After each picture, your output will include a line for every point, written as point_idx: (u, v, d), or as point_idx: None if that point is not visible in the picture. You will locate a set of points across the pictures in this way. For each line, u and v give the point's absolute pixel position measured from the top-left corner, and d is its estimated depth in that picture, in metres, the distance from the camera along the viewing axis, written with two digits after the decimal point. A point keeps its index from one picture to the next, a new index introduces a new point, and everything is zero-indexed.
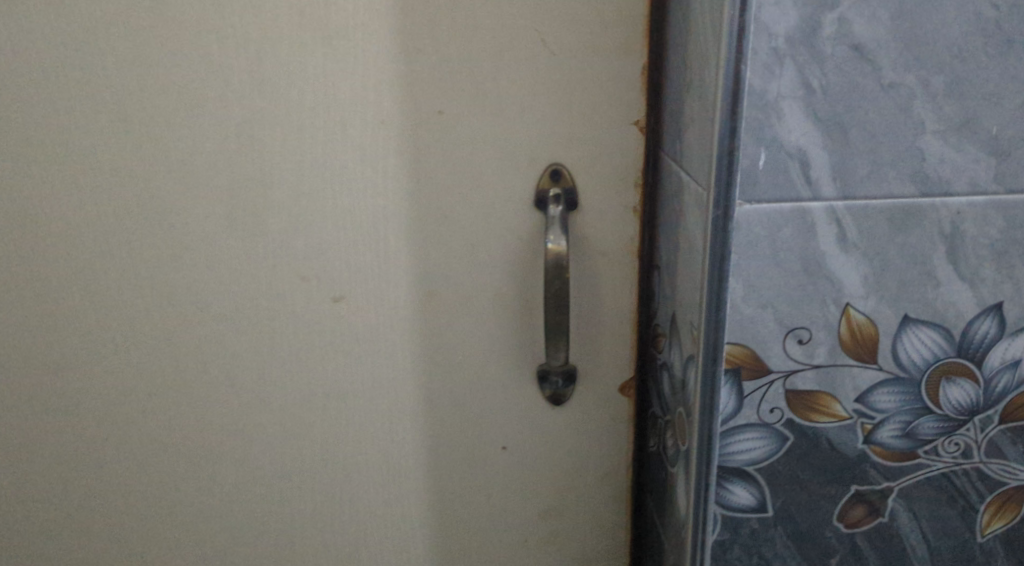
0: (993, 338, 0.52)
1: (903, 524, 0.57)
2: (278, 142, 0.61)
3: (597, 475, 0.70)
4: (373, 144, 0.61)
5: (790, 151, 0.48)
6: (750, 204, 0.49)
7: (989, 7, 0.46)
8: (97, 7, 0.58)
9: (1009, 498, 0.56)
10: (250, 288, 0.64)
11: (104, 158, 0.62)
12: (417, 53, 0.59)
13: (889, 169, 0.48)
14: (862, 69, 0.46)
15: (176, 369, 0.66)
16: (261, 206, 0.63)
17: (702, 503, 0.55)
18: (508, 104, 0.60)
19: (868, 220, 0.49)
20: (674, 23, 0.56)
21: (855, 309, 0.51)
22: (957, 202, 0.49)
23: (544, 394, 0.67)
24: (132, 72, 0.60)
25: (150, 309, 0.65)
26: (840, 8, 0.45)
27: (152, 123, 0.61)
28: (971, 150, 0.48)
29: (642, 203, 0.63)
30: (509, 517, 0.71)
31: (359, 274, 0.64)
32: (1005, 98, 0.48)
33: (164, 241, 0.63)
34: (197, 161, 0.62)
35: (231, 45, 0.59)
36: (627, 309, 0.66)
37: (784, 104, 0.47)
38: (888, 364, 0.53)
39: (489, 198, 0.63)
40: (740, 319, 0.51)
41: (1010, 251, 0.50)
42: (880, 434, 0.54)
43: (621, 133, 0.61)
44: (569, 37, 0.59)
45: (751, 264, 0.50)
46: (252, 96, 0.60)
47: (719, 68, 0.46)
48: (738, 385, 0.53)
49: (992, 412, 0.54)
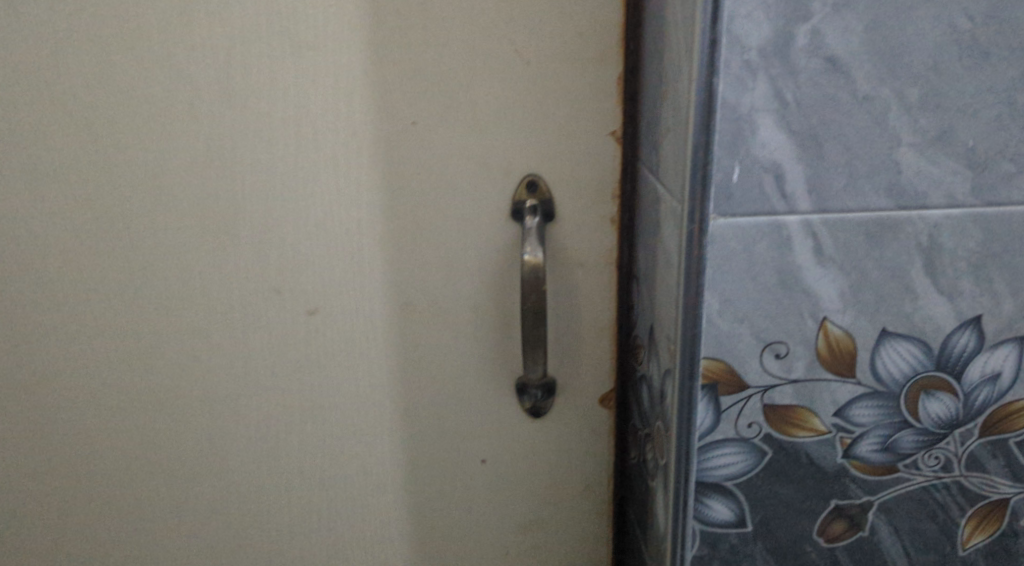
0: (972, 351, 0.51)
1: (884, 539, 0.56)
2: (249, 154, 0.60)
3: (578, 487, 0.69)
4: (346, 155, 0.60)
5: (765, 165, 0.47)
6: (724, 218, 0.48)
7: (964, 18, 0.45)
8: (62, 17, 0.57)
9: (990, 511, 0.56)
10: (224, 301, 0.63)
11: (73, 171, 0.61)
12: (390, 64, 0.58)
13: (865, 182, 0.48)
14: (836, 82, 0.46)
15: (148, 383, 0.65)
16: (233, 218, 0.62)
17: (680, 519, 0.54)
18: (483, 114, 0.59)
19: (844, 234, 0.49)
20: (650, 33, 0.55)
21: (833, 322, 0.51)
22: (934, 215, 0.48)
23: (523, 406, 0.66)
24: (98, 83, 0.59)
25: (122, 323, 0.64)
26: (813, 20, 0.45)
27: (121, 135, 0.60)
28: (948, 163, 0.48)
29: (619, 213, 0.62)
30: (490, 530, 0.70)
31: (333, 286, 0.63)
32: (981, 111, 0.47)
33: (134, 254, 0.62)
34: (168, 174, 0.61)
35: (199, 56, 0.58)
36: (606, 321, 0.65)
37: (759, 117, 0.46)
38: (866, 378, 0.52)
39: (466, 210, 0.62)
40: (716, 334, 0.51)
41: (988, 264, 0.49)
42: (859, 448, 0.54)
43: (598, 143, 0.60)
44: (544, 46, 0.58)
45: (727, 278, 0.49)
46: (224, 108, 0.59)
47: (692, 81, 0.45)
48: (715, 400, 0.52)
49: (972, 426, 0.53)
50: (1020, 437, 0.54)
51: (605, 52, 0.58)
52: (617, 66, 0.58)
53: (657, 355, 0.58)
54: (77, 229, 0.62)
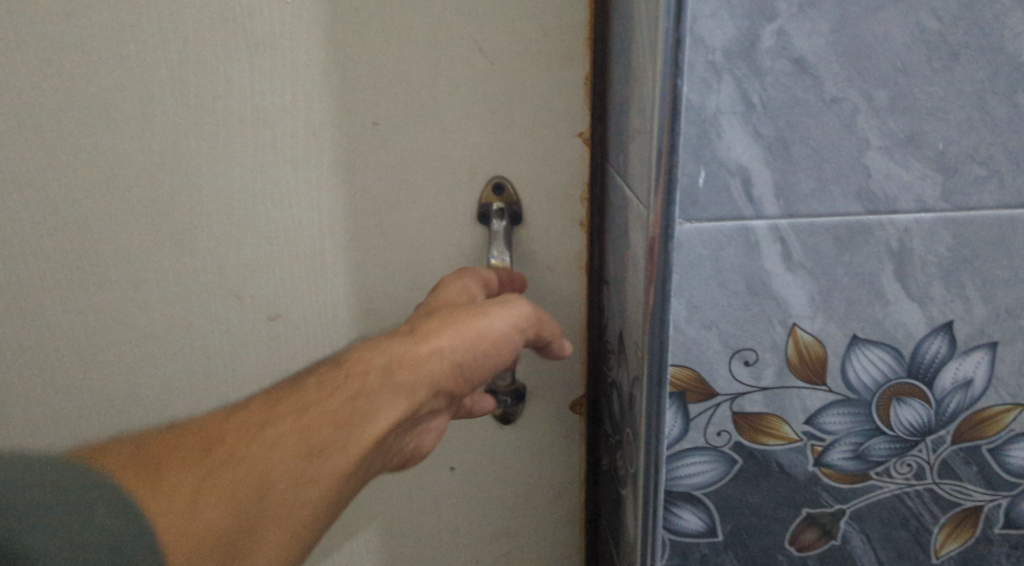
0: (944, 358, 0.50)
1: (856, 548, 0.55)
2: (205, 155, 0.58)
3: (549, 494, 0.68)
4: (306, 156, 0.59)
5: (731, 169, 0.46)
6: (690, 223, 0.47)
7: (932, 19, 0.44)
8: (9, 14, 0.55)
9: (964, 518, 0.54)
10: (182, 309, 0.62)
11: (24, 177, 0.59)
12: (350, 64, 0.57)
13: (833, 186, 0.47)
14: (803, 83, 0.45)
15: (104, 389, 0.64)
16: (188, 222, 0.60)
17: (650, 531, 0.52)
18: (445, 116, 0.58)
19: (813, 239, 0.47)
20: (616, 33, 0.54)
21: (802, 329, 0.49)
22: (904, 220, 0.47)
23: (493, 413, 0.65)
24: (46, 82, 0.57)
25: (78, 331, 0.63)
26: (778, 20, 0.44)
27: (72, 140, 0.58)
28: (917, 167, 0.47)
29: (588, 216, 0.61)
30: (459, 537, 0.69)
31: (294, 291, 0.62)
32: (950, 113, 0.46)
33: (85, 258, 0.61)
34: (120, 176, 0.59)
35: (151, 54, 0.56)
36: (576, 326, 0.64)
37: (724, 120, 0.45)
38: (837, 385, 0.51)
39: (430, 213, 0.60)
40: (684, 341, 0.50)
41: (960, 269, 0.48)
42: (831, 456, 0.53)
43: (565, 145, 0.59)
44: (508, 45, 0.57)
45: (694, 284, 0.48)
46: (179, 110, 0.57)
47: (656, 82, 0.44)
48: (684, 408, 0.51)
49: (945, 432, 0.52)
50: (993, 443, 0.53)
51: (572, 52, 0.57)
52: (584, 66, 0.57)
53: (625, 361, 0.56)
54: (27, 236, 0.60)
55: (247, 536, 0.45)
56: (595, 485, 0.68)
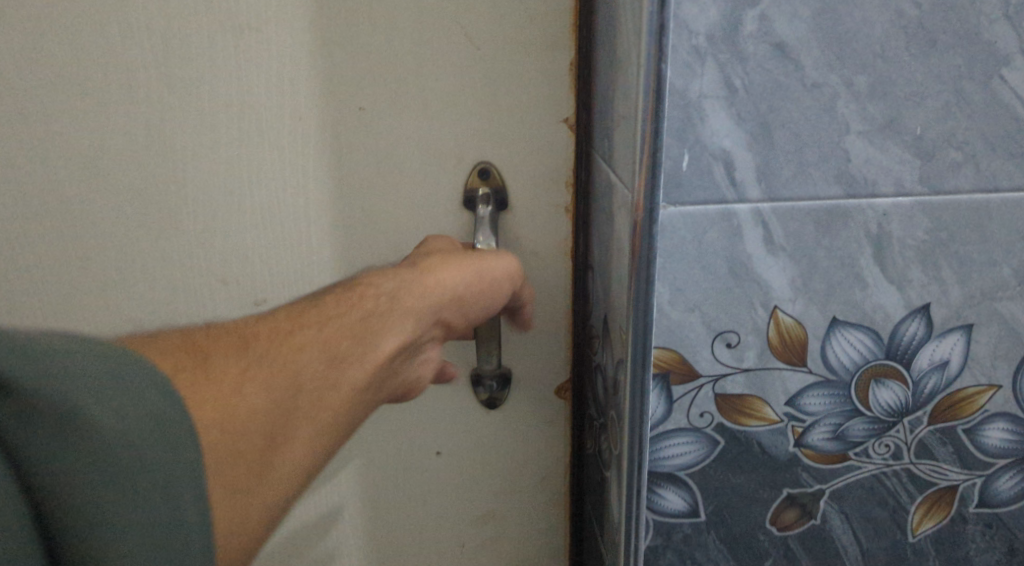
0: (921, 339, 0.51)
1: (835, 527, 0.56)
2: (190, 141, 0.59)
3: (534, 477, 0.69)
4: (293, 141, 0.59)
5: (713, 153, 0.47)
6: (674, 207, 0.48)
7: (911, 5, 0.45)
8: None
9: (940, 498, 0.55)
10: (171, 291, 0.63)
11: (15, 159, 0.60)
12: (337, 48, 0.57)
13: (814, 170, 0.47)
14: (784, 68, 0.46)
15: None
16: (175, 208, 0.61)
17: (634, 509, 0.53)
18: (431, 102, 0.58)
19: (794, 222, 0.48)
20: (601, 19, 0.54)
21: (783, 311, 0.50)
22: (883, 203, 0.48)
23: (479, 397, 0.66)
24: (32, 67, 0.58)
25: (70, 311, 0.64)
26: (761, 5, 0.44)
27: (63, 123, 0.59)
28: (896, 152, 0.47)
29: (573, 202, 0.62)
30: (445, 520, 0.70)
31: (281, 276, 0.63)
32: (928, 98, 0.47)
33: (72, 242, 0.62)
34: (106, 162, 0.60)
35: (135, 39, 0.57)
36: (561, 311, 0.64)
37: (708, 104, 0.46)
38: (817, 367, 0.52)
39: (416, 199, 0.61)
40: (667, 323, 0.50)
41: (937, 253, 0.49)
42: (811, 437, 0.54)
43: (551, 131, 0.59)
44: (493, 31, 0.57)
45: (677, 267, 0.49)
46: (166, 94, 0.58)
47: (640, 66, 0.44)
48: (667, 390, 0.52)
49: (922, 413, 0.53)
50: (968, 424, 0.54)
51: (558, 39, 0.57)
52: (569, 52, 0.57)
53: (610, 346, 0.57)
54: (23, 217, 0.62)
55: (282, 432, 0.44)
56: (579, 469, 0.69)
